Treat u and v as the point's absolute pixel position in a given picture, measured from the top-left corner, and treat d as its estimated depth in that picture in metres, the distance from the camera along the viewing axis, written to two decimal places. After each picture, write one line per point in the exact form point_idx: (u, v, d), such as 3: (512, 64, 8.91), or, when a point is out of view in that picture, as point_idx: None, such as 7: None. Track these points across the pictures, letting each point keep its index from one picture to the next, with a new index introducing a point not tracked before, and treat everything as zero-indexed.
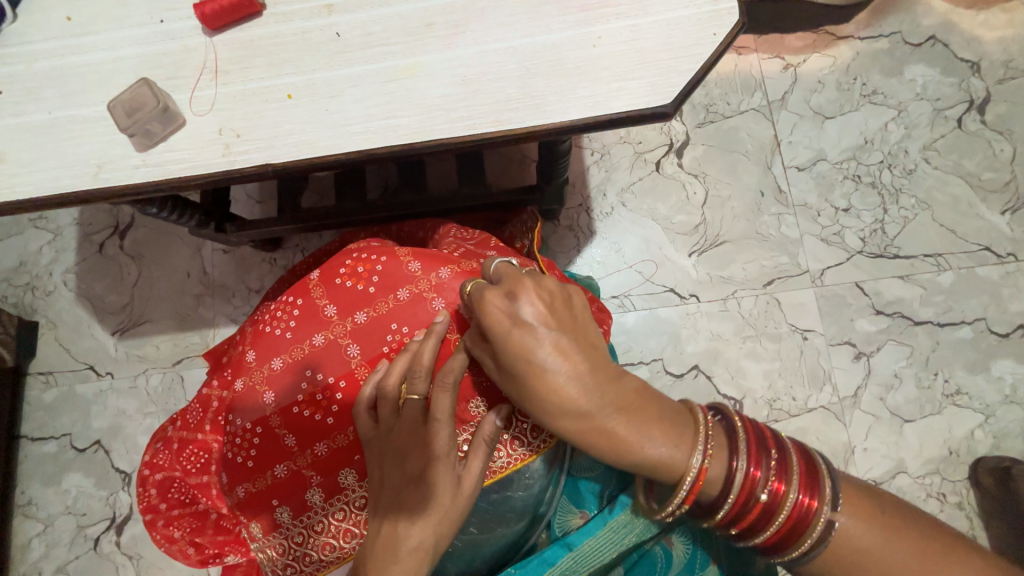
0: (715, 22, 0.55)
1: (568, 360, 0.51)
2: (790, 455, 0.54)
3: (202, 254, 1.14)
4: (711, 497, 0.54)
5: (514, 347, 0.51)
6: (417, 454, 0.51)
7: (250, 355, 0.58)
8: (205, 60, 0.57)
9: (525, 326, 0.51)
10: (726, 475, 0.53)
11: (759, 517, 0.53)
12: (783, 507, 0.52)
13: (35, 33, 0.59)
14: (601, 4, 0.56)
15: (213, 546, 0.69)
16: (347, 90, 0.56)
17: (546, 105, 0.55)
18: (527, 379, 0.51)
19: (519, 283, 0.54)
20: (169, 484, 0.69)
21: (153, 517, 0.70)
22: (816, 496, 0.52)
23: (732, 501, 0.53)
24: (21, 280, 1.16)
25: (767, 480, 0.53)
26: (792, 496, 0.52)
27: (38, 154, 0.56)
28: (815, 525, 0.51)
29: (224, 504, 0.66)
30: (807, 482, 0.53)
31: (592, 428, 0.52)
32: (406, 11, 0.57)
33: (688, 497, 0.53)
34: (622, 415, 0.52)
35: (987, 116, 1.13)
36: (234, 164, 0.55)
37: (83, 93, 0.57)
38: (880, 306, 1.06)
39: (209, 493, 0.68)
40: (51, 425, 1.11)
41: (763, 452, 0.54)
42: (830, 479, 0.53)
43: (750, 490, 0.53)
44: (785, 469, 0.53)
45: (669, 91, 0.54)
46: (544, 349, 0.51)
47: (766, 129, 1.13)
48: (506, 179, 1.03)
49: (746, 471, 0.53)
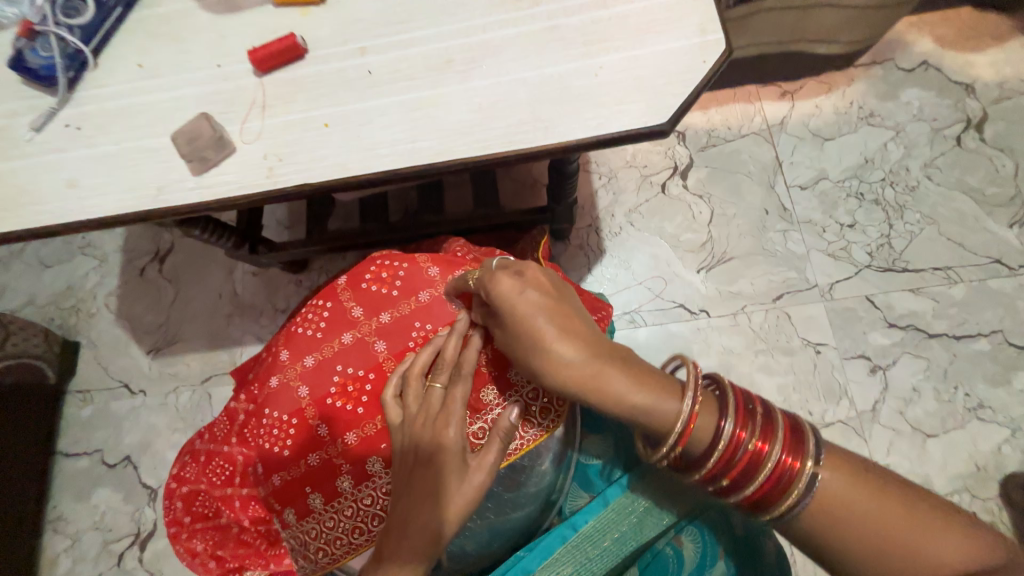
0: (705, 52, 0.61)
1: (567, 320, 0.54)
2: (775, 415, 0.50)
3: (234, 276, 1.22)
4: (691, 454, 0.50)
5: (519, 311, 0.54)
6: (428, 437, 0.53)
7: (282, 354, 0.62)
8: (254, 97, 0.65)
9: (529, 294, 0.55)
10: (713, 431, 0.49)
11: (739, 477, 0.48)
12: (767, 465, 0.48)
13: (109, 78, 0.67)
14: (602, 39, 0.63)
15: (234, 560, 0.71)
16: (377, 119, 0.63)
17: (554, 127, 0.61)
18: (527, 340, 0.53)
19: (522, 264, 0.58)
20: (194, 497, 0.72)
21: (176, 530, 0.72)
22: (801, 457, 0.48)
23: (715, 459, 0.48)
24: (67, 303, 1.24)
25: (752, 438, 0.48)
26: (775, 456, 0.48)
27: (106, 180, 0.64)
28: (798, 482, 0.47)
29: (246, 517, 0.70)
30: (792, 441, 0.49)
31: (586, 378, 0.52)
32: (429, 50, 0.65)
33: (683, 438, 0.49)
34: (614, 365, 0.53)
35: (985, 135, 1.16)
36: (276, 185, 0.62)
37: (148, 127, 0.65)
38: (893, 319, 1.07)
39: (232, 505, 0.71)
40: (85, 441, 1.16)
41: (749, 412, 0.50)
42: (813, 437, 0.49)
43: (734, 445, 0.48)
44: (770, 428, 0.49)
45: (665, 111, 0.60)
46: (546, 312, 0.54)
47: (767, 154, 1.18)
48: (519, 200, 1.09)
49: (732, 432, 0.49)
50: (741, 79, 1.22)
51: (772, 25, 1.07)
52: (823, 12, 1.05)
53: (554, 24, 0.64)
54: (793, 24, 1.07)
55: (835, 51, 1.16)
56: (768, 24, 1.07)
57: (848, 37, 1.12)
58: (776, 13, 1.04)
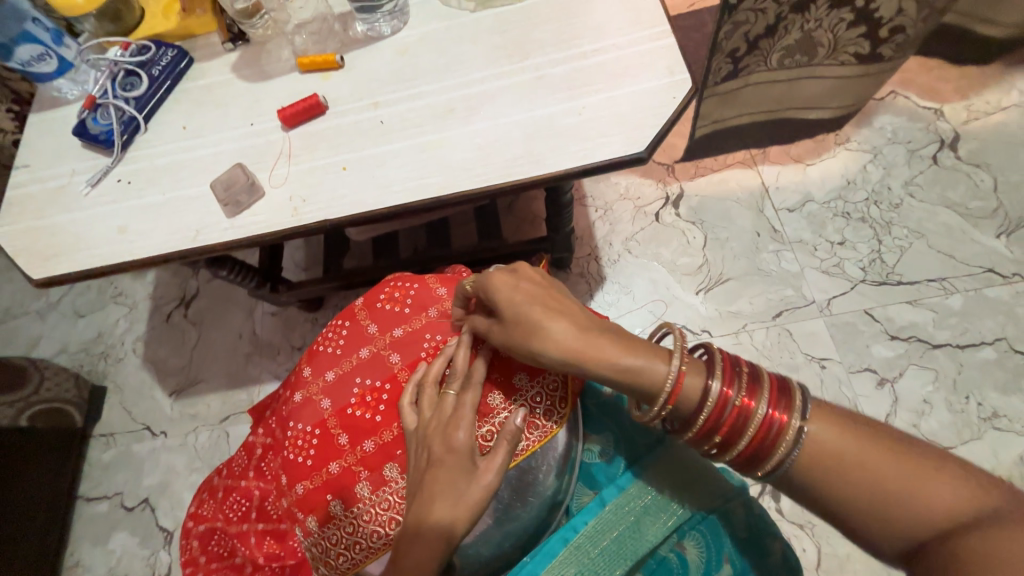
0: (675, 89, 0.70)
1: (557, 302, 0.58)
2: (761, 375, 0.53)
3: (253, 316, 1.28)
4: (685, 414, 0.54)
5: (513, 298, 0.58)
6: (440, 439, 0.56)
7: (307, 371, 0.68)
8: (282, 148, 0.74)
9: (523, 284, 0.60)
10: (702, 391, 0.53)
11: (731, 428, 0.52)
12: (754, 419, 0.51)
13: (158, 139, 0.78)
14: (585, 84, 0.71)
15: None
16: (389, 161, 0.71)
17: (545, 160, 0.68)
18: (521, 324, 0.57)
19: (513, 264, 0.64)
20: (211, 535, 0.70)
21: (192, 571, 0.70)
22: (788, 410, 0.50)
23: (707, 414, 0.52)
24: (96, 349, 1.31)
25: (738, 395, 0.52)
26: (762, 410, 0.51)
27: (151, 226, 0.72)
28: (787, 433, 0.49)
29: (263, 553, 0.65)
30: (778, 396, 0.51)
31: (580, 349, 0.55)
32: (434, 101, 0.74)
33: (675, 392, 0.53)
34: (606, 336, 0.56)
35: (960, 153, 1.22)
36: (301, 222, 0.70)
37: (190, 179, 0.74)
38: (894, 331, 1.08)
39: (247, 542, 0.67)
40: (105, 485, 1.18)
41: (734, 371, 0.53)
42: (801, 393, 0.51)
43: (723, 400, 0.52)
44: (755, 386, 0.52)
45: (643, 140, 0.68)
46: (538, 296, 0.58)
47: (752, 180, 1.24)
48: (520, 233, 1.16)
49: (719, 389, 0.52)
50: (745, 143, 1.28)
51: (760, 96, 1.17)
52: (806, 84, 1.15)
53: (541, 74, 0.73)
54: (782, 94, 1.17)
55: (825, 116, 1.24)
56: (759, 96, 1.17)
57: (838, 103, 1.20)
58: (764, 86, 1.14)
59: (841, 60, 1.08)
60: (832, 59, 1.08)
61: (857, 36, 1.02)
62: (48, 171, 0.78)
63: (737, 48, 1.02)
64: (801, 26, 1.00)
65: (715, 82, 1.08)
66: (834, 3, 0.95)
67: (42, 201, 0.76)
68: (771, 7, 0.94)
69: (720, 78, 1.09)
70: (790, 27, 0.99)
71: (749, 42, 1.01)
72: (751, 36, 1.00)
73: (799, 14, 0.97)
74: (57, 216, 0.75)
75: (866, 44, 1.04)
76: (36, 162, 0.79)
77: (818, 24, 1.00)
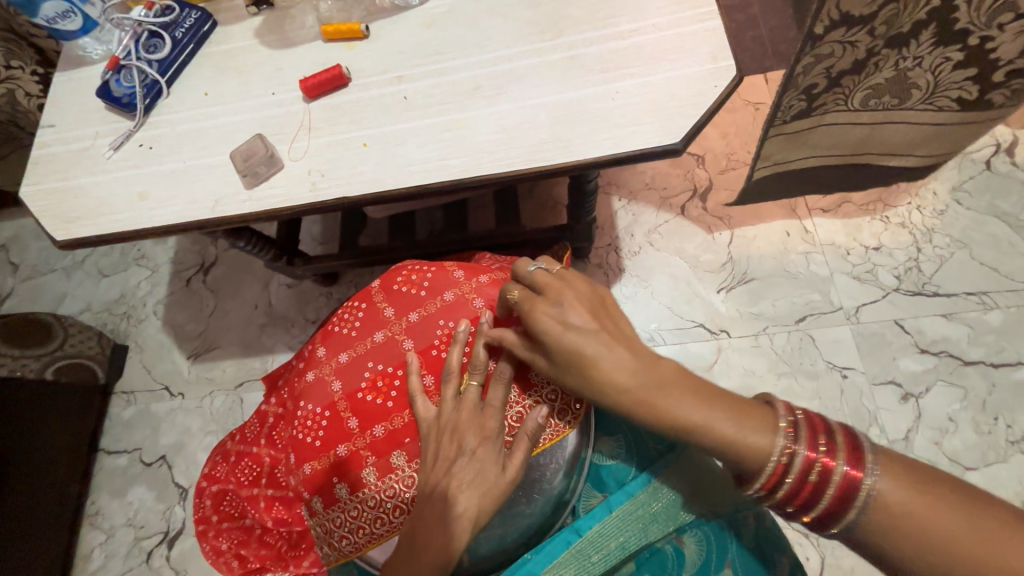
0: (716, 78, 0.65)
1: None
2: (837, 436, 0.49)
3: (269, 288, 1.29)
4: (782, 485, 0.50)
5: None
6: (472, 433, 0.58)
7: (320, 351, 0.68)
8: (302, 121, 0.72)
9: None
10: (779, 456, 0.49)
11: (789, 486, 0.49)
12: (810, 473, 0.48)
13: (180, 105, 0.76)
14: (618, 66, 0.67)
15: (256, 562, 0.66)
16: (410, 139, 0.69)
17: (572, 146, 0.65)
18: None
19: None
20: (223, 496, 0.68)
21: (205, 528, 0.68)
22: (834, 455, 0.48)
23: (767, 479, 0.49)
24: (119, 309, 1.34)
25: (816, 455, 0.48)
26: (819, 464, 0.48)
27: (172, 193, 0.72)
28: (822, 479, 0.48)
29: (270, 518, 0.65)
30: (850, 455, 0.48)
31: None
32: (459, 78, 0.71)
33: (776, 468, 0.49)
34: None
35: (1017, 159, 1.14)
36: (318, 197, 0.68)
37: (212, 147, 0.73)
38: (925, 345, 1.03)
39: (257, 507, 0.66)
40: (125, 441, 1.22)
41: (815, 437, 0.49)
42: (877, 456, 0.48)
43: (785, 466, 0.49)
44: (833, 448, 0.48)
45: (678, 131, 0.64)
46: None
47: (790, 194, 1.15)
48: (540, 220, 1.13)
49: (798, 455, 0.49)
50: (803, 186, 1.13)
51: (835, 138, 1.01)
52: (894, 130, 0.98)
53: (574, 54, 0.69)
54: (861, 140, 1.01)
55: (911, 165, 1.06)
56: (834, 138, 1.01)
57: (926, 152, 1.01)
58: (844, 126, 0.99)
59: (938, 105, 0.90)
60: (926, 104, 0.91)
61: (962, 79, 0.84)
62: (73, 132, 0.78)
63: (814, 85, 0.89)
64: (895, 63, 0.85)
65: (783, 120, 0.96)
66: (941, 40, 0.79)
67: (68, 162, 0.76)
68: (863, 40, 0.82)
69: (789, 115, 0.96)
70: (883, 64, 0.85)
71: (830, 79, 0.88)
72: (834, 71, 0.87)
73: (895, 49, 0.83)
74: (82, 178, 0.75)
75: (973, 88, 0.85)
76: (61, 123, 0.78)
77: (917, 63, 0.84)
